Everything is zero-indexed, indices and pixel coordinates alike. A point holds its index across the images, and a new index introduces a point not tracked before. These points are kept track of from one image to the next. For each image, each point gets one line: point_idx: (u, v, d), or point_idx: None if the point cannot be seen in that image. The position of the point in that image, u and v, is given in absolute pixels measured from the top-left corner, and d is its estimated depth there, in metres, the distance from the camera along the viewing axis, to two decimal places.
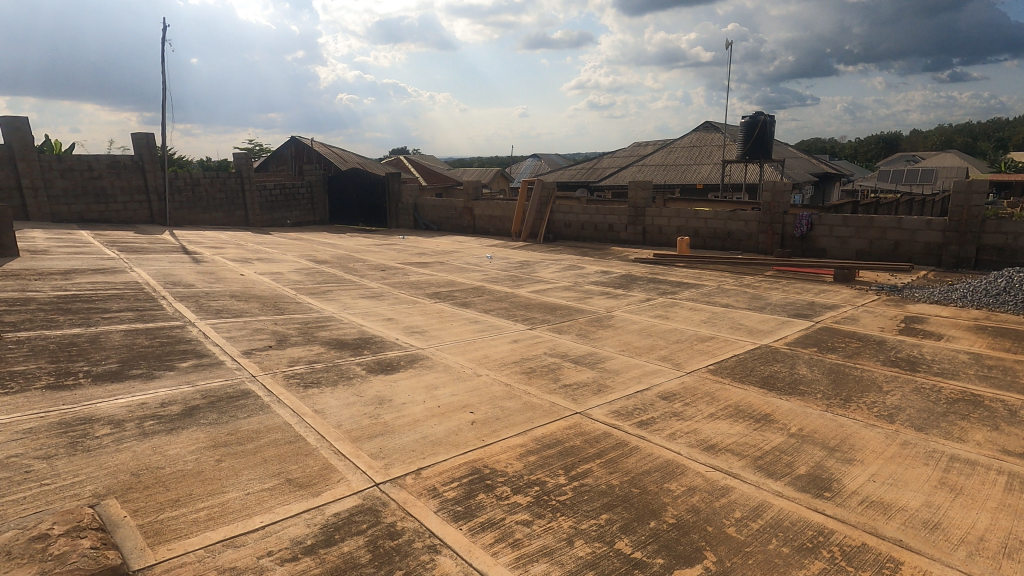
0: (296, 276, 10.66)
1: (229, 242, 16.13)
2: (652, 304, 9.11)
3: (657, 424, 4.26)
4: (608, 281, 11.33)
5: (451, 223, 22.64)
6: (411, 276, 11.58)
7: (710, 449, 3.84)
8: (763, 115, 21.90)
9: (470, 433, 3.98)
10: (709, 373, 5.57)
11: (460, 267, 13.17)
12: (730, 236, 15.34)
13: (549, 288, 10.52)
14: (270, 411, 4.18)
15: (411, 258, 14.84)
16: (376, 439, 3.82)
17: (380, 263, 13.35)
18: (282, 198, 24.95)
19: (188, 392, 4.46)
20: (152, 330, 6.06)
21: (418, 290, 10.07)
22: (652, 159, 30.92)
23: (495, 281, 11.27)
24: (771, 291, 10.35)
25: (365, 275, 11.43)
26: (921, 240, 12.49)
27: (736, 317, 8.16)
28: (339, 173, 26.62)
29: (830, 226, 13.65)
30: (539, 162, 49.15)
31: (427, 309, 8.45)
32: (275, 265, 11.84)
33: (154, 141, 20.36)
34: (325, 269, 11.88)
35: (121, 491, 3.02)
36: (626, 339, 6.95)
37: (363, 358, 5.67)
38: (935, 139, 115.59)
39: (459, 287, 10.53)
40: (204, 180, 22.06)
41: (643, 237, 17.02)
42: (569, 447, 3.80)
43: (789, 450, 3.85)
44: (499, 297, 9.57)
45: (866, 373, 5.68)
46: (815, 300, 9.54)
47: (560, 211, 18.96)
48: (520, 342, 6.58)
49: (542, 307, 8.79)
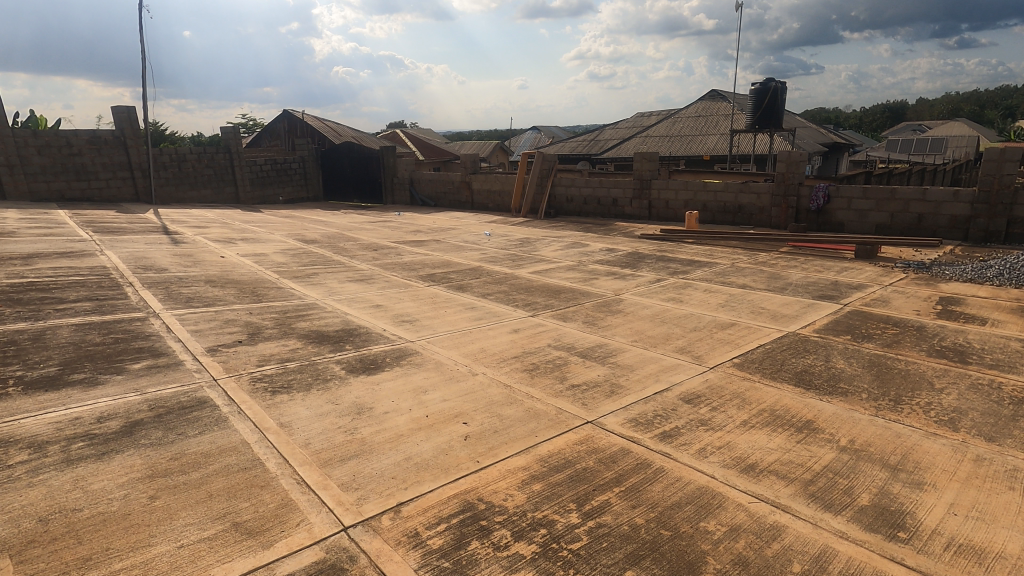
0: (280, 258, 9.95)
1: (215, 221, 15.36)
2: (664, 285, 8.43)
3: (682, 437, 3.62)
4: (615, 260, 10.62)
5: (449, 198, 21.81)
6: (405, 256, 10.87)
7: (750, 471, 3.21)
8: (775, 81, 20.84)
9: (462, 454, 3.34)
10: (734, 369, 4.92)
11: (457, 246, 12.44)
12: (741, 210, 14.58)
13: (552, 269, 9.82)
14: (226, 427, 3.53)
15: (406, 236, 14.13)
16: (349, 463, 3.18)
17: (373, 242, 12.65)
18: (274, 173, 24.04)
19: (134, 403, 3.82)
20: (108, 325, 5.40)
21: (412, 272, 9.37)
22: (657, 130, 29.80)
23: (494, 261, 10.56)
24: (790, 269, 9.66)
25: (356, 256, 10.72)
26: (946, 212, 11.76)
27: (757, 300, 7.47)
28: (332, 147, 25.61)
29: (848, 199, 12.88)
30: (539, 134, 47.78)
31: (420, 294, 7.78)
32: (259, 246, 11.11)
33: (136, 114, 19.43)
34: (313, 250, 11.16)
35: (18, 547, 2.39)
36: (638, 326, 6.28)
37: (343, 355, 5.00)
38: (942, 108, 113.42)
39: (455, 268, 9.81)
40: (190, 156, 21.18)
41: (650, 212, 16.25)
42: (581, 471, 3.18)
43: (843, 471, 3.22)
44: (499, 279, 8.89)
45: (912, 367, 5.03)
46: (839, 279, 8.85)
47: (562, 184, 18.14)
48: (521, 332, 5.92)
49: (545, 290, 8.11)
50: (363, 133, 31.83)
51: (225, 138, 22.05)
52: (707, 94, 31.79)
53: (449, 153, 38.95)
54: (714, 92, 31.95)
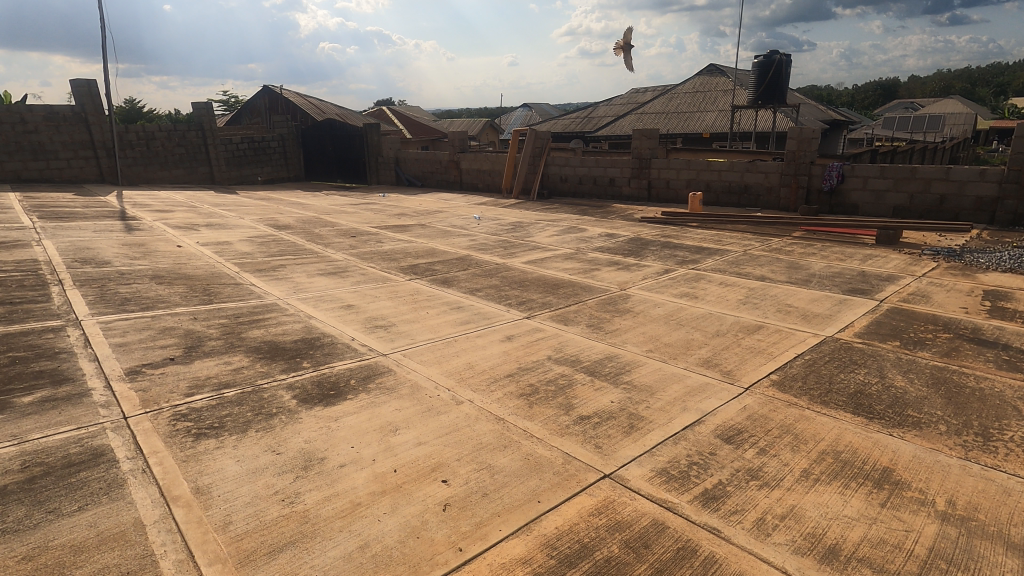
0: (246, 247, 8.94)
1: (182, 204, 14.19)
2: (674, 278, 7.53)
3: (731, 500, 2.75)
4: (616, 247, 9.70)
5: (436, 177, 20.70)
6: (385, 244, 9.87)
7: (834, 561, 2.35)
8: (779, 54, 19.79)
9: (439, 537, 2.44)
10: (774, 391, 4.04)
11: (443, 232, 11.44)
12: (747, 191, 13.67)
13: (548, 258, 8.88)
14: (119, 499, 2.60)
15: (389, 220, 13.11)
16: (280, 559, 2.27)
17: (352, 228, 11.64)
18: (251, 152, 22.72)
19: (5, 459, 2.87)
20: (10, 339, 4.40)
21: (392, 263, 8.40)
22: (652, 107, 28.64)
23: (484, 249, 9.59)
24: (809, 258, 8.79)
25: (331, 244, 9.68)
26: (971, 193, 10.93)
27: (781, 296, 6.60)
28: (312, 124, 24.27)
29: (864, 178, 12.00)
30: (529, 112, 46.26)
31: (399, 290, 6.81)
32: (224, 233, 10.06)
33: (97, 88, 18.02)
34: (285, 237, 10.13)
35: None
36: (651, 330, 5.40)
37: (297, 377, 4.05)
38: (934, 85, 112.59)
39: (440, 257, 8.84)
40: (159, 133, 19.84)
41: (649, 193, 15.29)
42: (603, 566, 2.30)
43: (961, 561, 2.36)
44: (489, 271, 7.95)
45: (985, 384, 4.18)
46: (866, 269, 8.00)
47: (556, 163, 17.11)
48: (515, 341, 5.01)
49: (541, 284, 7.19)
50: (346, 109, 30.35)
51: (196, 114, 20.70)
52: (704, 68, 30.58)
53: (436, 131, 37.53)
54: (711, 66, 30.75)
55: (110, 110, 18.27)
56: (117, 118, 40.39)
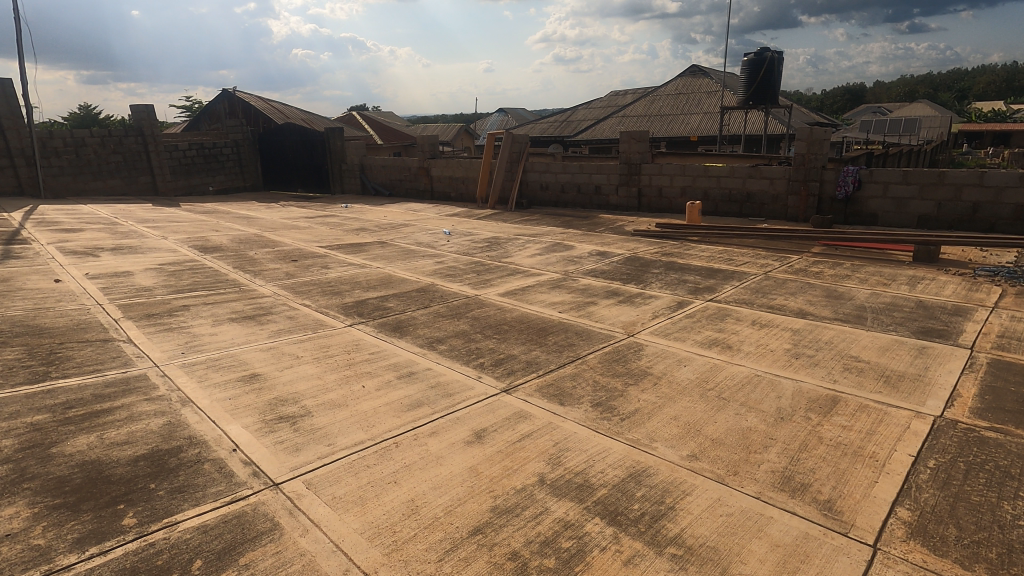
0: (150, 279, 7.10)
1: (102, 221, 12.17)
2: (692, 316, 5.93)
3: None
4: (611, 271, 8.08)
5: (405, 185, 18.91)
6: (332, 271, 8.06)
7: None
8: (770, 51, 18.49)
9: None
10: (925, 557, 2.39)
11: (406, 252, 9.66)
12: (750, 199, 12.22)
13: (530, 287, 7.21)
14: None
15: (345, 237, 11.36)
16: None
17: (298, 248, 9.85)
18: (201, 160, 20.59)
19: None
20: None
21: (332, 299, 6.60)
22: (634, 110, 27.28)
23: (453, 275, 7.91)
24: (846, 282, 7.29)
25: (262, 273, 7.81)
26: (1010, 201, 9.58)
27: (840, 345, 5.01)
28: (269, 128, 22.24)
29: (884, 184, 10.62)
30: (505, 116, 44.71)
31: (332, 344, 5.06)
32: (129, 260, 8.14)
33: (13, 88, 15.87)
34: (209, 264, 8.25)
35: None
36: (685, 413, 3.72)
37: (93, 564, 2.25)
38: (900, 90, 114.92)
39: (397, 288, 7.11)
40: (91, 140, 17.69)
41: (639, 202, 13.76)
42: None
43: None
44: (456, 309, 6.21)
45: None
46: (923, 298, 6.49)
47: (535, 169, 15.51)
48: (489, 446, 3.27)
49: (524, 329, 5.52)
50: (310, 112, 28.32)
51: (135, 119, 18.57)
52: (687, 69, 29.37)
53: (408, 136, 35.77)
54: (693, 68, 29.56)
55: (29, 115, 16.16)
56: (69, 124, 37.77)
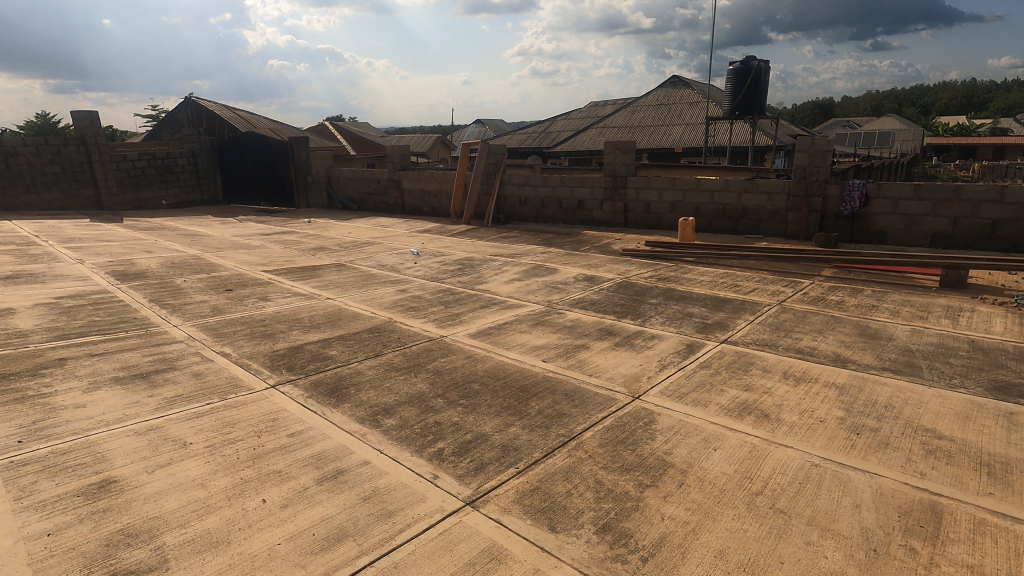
0: (33, 320, 5.68)
1: (19, 240, 10.61)
2: (708, 365, 4.78)
3: None
4: (602, 301, 6.92)
5: (374, 199, 17.62)
6: (270, 304, 6.71)
7: None
8: (757, 59, 17.71)
9: None
10: None
11: (365, 278, 8.37)
12: (746, 215, 11.24)
13: (508, 324, 6.00)
14: None
15: (299, 259, 10.03)
16: None
17: (238, 273, 8.49)
18: (153, 171, 18.96)
19: None
20: None
21: (261, 345, 5.28)
22: (614, 121, 26.47)
23: (416, 308, 6.66)
24: (876, 315, 6.23)
25: (183, 308, 6.43)
26: None
27: (905, 410, 3.89)
28: (229, 138, 20.70)
29: (893, 199, 9.71)
30: (482, 128, 43.68)
31: (240, 419, 3.74)
32: (21, 293, 6.69)
33: None
34: (120, 296, 6.83)
35: None
36: (735, 546, 2.52)
37: None
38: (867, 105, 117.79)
39: (345, 328, 5.83)
40: (24, 149, 16.00)
41: (625, 218, 12.71)
42: None
43: None
44: (414, 359, 4.93)
45: None
46: (975, 337, 5.45)
47: (513, 182, 14.36)
48: None
49: (500, 389, 4.29)
50: (277, 121, 26.82)
51: (77, 126, 16.94)
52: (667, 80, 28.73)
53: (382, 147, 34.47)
54: (673, 79, 28.90)
55: None
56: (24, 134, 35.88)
